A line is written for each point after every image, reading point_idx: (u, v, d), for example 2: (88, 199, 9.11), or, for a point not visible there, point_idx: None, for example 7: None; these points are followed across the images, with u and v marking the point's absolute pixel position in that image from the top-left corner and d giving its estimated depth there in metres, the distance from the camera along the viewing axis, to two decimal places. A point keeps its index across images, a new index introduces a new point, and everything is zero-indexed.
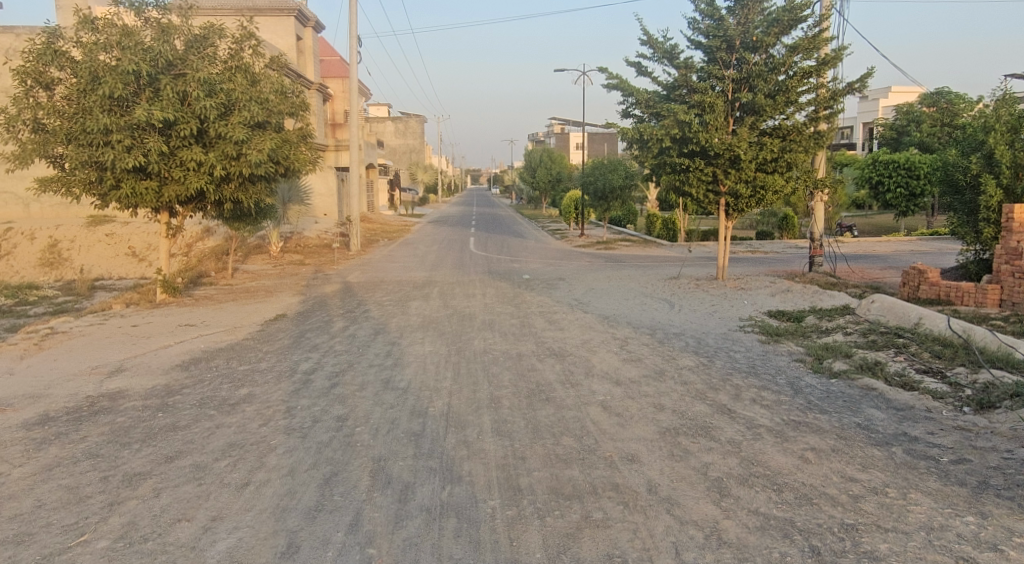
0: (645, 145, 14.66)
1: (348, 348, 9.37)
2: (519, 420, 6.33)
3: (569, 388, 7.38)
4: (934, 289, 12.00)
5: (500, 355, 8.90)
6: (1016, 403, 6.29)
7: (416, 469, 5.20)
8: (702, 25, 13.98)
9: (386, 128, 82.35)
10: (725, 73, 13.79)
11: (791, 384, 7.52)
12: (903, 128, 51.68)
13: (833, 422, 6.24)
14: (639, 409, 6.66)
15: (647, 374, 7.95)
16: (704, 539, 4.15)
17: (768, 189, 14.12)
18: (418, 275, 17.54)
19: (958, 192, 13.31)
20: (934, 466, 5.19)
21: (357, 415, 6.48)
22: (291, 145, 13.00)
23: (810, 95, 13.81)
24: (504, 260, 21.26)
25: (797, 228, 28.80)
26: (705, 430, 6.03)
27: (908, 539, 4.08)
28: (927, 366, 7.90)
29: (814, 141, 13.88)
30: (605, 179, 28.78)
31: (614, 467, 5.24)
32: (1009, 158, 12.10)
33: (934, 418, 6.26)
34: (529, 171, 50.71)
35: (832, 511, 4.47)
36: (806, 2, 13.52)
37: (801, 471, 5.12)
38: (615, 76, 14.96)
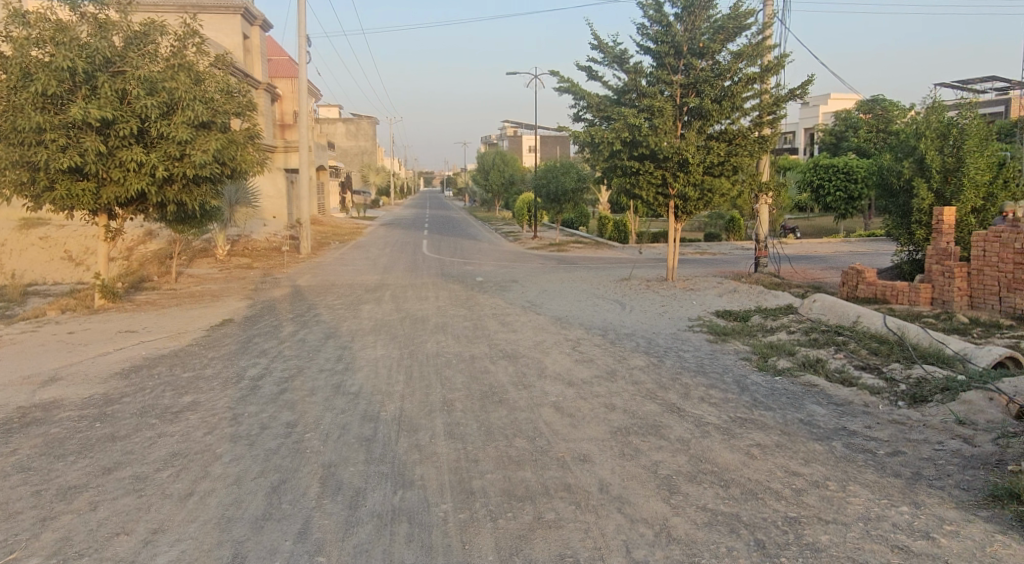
0: (596, 148, 14.81)
1: (298, 352, 9.20)
2: (472, 422, 6.33)
3: (522, 390, 7.41)
4: (871, 289, 12.46)
5: (453, 357, 8.88)
6: (946, 396, 6.59)
7: (367, 474, 5.14)
8: (650, 31, 14.22)
9: (337, 129, 81.34)
10: (673, 78, 14.07)
11: (738, 382, 7.70)
12: (842, 134, 53.88)
13: (777, 418, 6.41)
14: (591, 409, 6.73)
15: (599, 374, 8.04)
16: (654, 536, 4.22)
17: (716, 191, 14.45)
18: (371, 278, 17.34)
19: (893, 196, 13.84)
20: (871, 459, 5.38)
21: (306, 421, 6.37)
22: (238, 146, 12.68)
23: (754, 100, 14.18)
24: (457, 262, 21.42)
25: (743, 230, 29.59)
26: (655, 429, 6.12)
27: (847, 530, 4.23)
28: (865, 362, 8.19)
29: (758, 145, 14.24)
30: (557, 181, 28.99)
31: (566, 467, 5.29)
32: (939, 163, 12.68)
33: (872, 413, 6.50)
34: (482, 173, 50.76)
35: (776, 505, 4.59)
36: (750, 10, 13.90)
37: (746, 467, 5.25)
38: (566, 79, 15.13)
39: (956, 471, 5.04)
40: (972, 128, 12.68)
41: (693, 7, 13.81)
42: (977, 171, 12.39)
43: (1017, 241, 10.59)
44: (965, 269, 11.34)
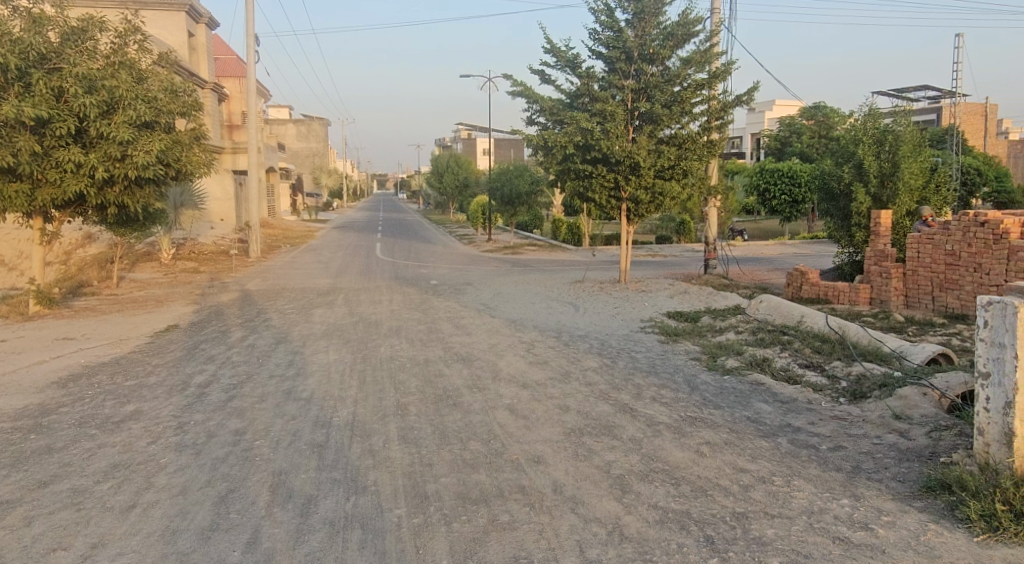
0: (549, 151, 14.89)
1: (247, 358, 9.01)
2: (426, 426, 6.31)
3: (476, 392, 7.41)
4: (814, 289, 12.84)
5: (407, 361, 8.82)
6: (883, 392, 6.85)
7: (318, 481, 5.07)
8: (602, 36, 14.41)
9: (287, 131, 79.93)
10: (625, 83, 14.28)
11: (688, 381, 7.86)
12: (786, 139, 55.58)
13: (725, 416, 6.57)
14: (545, 410, 6.78)
15: (553, 376, 8.10)
16: (607, 536, 4.27)
17: (666, 195, 14.71)
18: (324, 282, 17.11)
19: (833, 199, 14.32)
20: (814, 454, 5.56)
21: (255, 428, 6.25)
22: (182, 147, 12.35)
23: (702, 106, 14.51)
24: (411, 265, 21.28)
25: (693, 232, 30.20)
26: (608, 429, 6.20)
27: (791, 523, 4.36)
28: (809, 361, 8.46)
29: (707, 149, 14.56)
30: (511, 185, 29.06)
31: (521, 469, 5.31)
32: (877, 168, 13.18)
33: (815, 409, 6.72)
34: (436, 175, 50.50)
35: (724, 502, 4.70)
36: (698, 18, 14.23)
37: (697, 465, 5.36)
38: (520, 83, 15.19)
39: (894, 464, 5.24)
40: (907, 135, 13.23)
41: (644, 14, 14.05)
42: (911, 176, 12.92)
43: (948, 243, 11.09)
44: (901, 269, 11.81)
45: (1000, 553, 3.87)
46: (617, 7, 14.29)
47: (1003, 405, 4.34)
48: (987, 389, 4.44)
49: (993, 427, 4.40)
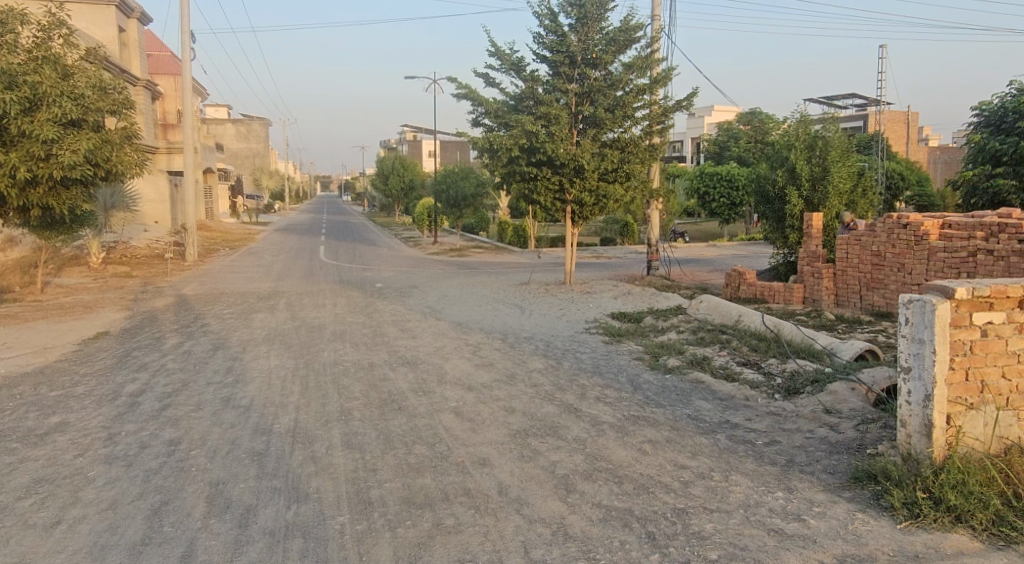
0: (494, 154, 14.89)
1: (182, 365, 8.73)
2: (370, 431, 6.23)
3: (421, 396, 7.36)
4: (751, 289, 13.27)
5: (351, 365, 8.70)
6: (815, 388, 7.11)
7: (258, 490, 4.95)
8: (546, 40, 14.53)
9: (226, 130, 77.76)
10: (569, 87, 14.41)
11: (631, 381, 7.97)
12: (724, 144, 57.22)
13: (667, 415, 6.70)
14: (491, 413, 6.78)
15: (499, 378, 8.10)
16: (551, 536, 4.31)
17: (610, 198, 14.91)
18: (264, 286, 16.70)
19: (768, 202, 14.81)
20: (751, 449, 5.72)
21: (191, 437, 6.06)
22: (113, 146, 11.89)
23: (644, 110, 14.80)
24: (355, 268, 20.99)
25: (636, 234, 30.70)
26: (553, 430, 6.25)
27: (729, 517, 4.48)
28: (747, 358, 8.70)
29: (648, 153, 14.86)
30: (457, 187, 28.96)
31: (466, 472, 5.30)
32: (808, 172, 13.68)
33: (752, 406, 6.93)
34: (381, 177, 50.02)
35: (666, 498, 4.80)
36: (639, 24, 14.49)
37: (639, 463, 5.46)
38: (464, 85, 15.18)
39: (824, 456, 5.44)
40: (835, 141, 13.78)
41: (587, 19, 14.24)
42: (839, 180, 13.46)
43: (874, 244, 11.58)
44: (832, 269, 12.31)
45: (921, 538, 4.06)
46: (560, 12, 14.44)
47: (923, 398, 4.55)
48: (909, 382, 4.65)
49: (914, 419, 4.61)
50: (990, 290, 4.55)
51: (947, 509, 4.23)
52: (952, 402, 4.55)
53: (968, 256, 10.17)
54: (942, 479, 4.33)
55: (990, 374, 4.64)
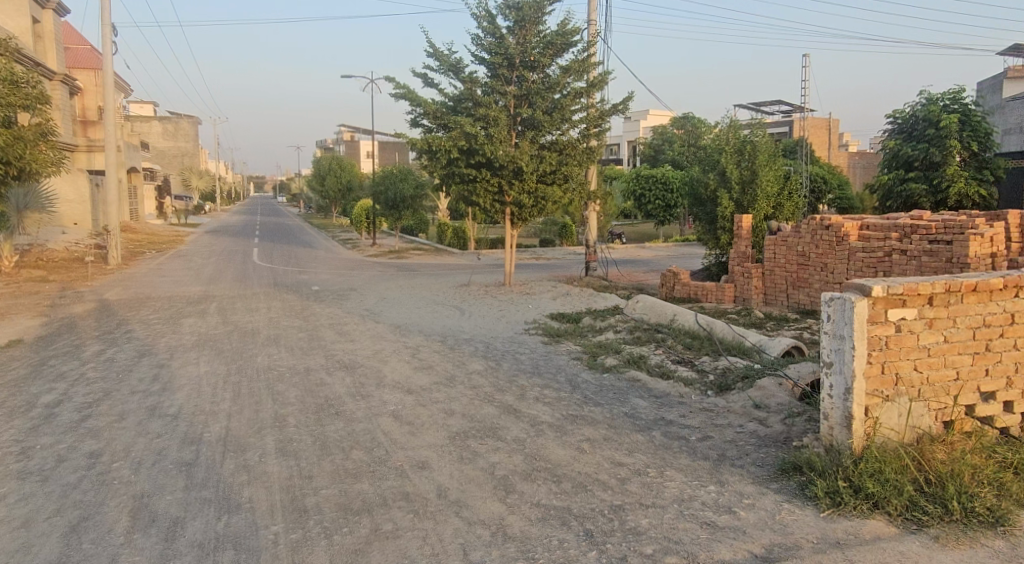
0: (433, 155, 14.77)
1: (104, 374, 8.35)
2: (306, 437, 6.10)
3: (359, 400, 7.24)
4: (685, 289, 13.62)
5: (285, 370, 8.50)
6: (745, 384, 7.34)
7: (186, 502, 4.78)
8: (484, 42, 14.55)
9: (152, 128, 74.74)
10: (507, 89, 14.46)
11: (569, 381, 8.06)
12: (659, 147, 58.65)
13: (604, 413, 6.79)
14: (430, 416, 6.73)
15: (438, 381, 8.05)
16: (491, 537, 4.31)
17: (548, 199, 15.03)
18: (193, 290, 16.12)
19: (701, 204, 15.26)
20: (685, 444, 5.87)
21: (114, 449, 5.81)
22: (26, 143, 11.29)
23: (581, 113, 14.99)
24: (291, 271, 20.52)
25: (575, 235, 31.05)
26: (492, 431, 6.26)
27: (664, 512, 4.58)
28: (680, 357, 8.90)
29: (585, 156, 15.09)
30: (395, 188, 28.66)
31: (404, 476, 5.25)
32: (738, 175, 14.13)
33: (686, 402, 7.10)
34: (317, 178, 49.11)
35: (603, 495, 4.87)
36: (575, 28, 14.67)
37: (577, 462, 5.51)
38: (402, 85, 15.06)
39: (754, 450, 5.63)
40: (762, 145, 14.22)
41: (525, 22, 14.29)
42: (767, 183, 13.91)
43: (799, 245, 12.04)
44: (760, 269, 12.75)
45: (842, 525, 4.25)
46: (498, 13, 14.47)
47: (843, 391, 4.76)
48: (831, 376, 4.86)
49: (836, 412, 4.82)
50: (903, 287, 4.76)
51: (866, 497, 4.43)
52: (870, 394, 4.77)
53: (885, 255, 10.73)
54: (861, 469, 4.54)
55: (904, 367, 4.86)
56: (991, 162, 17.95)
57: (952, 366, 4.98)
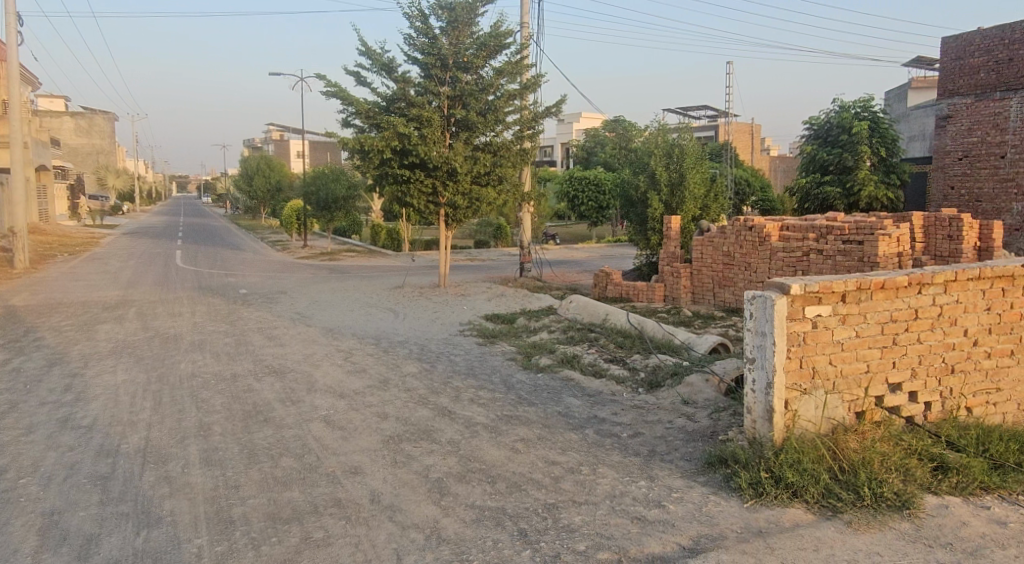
0: (366, 155, 14.53)
1: (10, 385, 7.86)
2: (233, 446, 5.91)
3: (289, 406, 7.06)
4: (618, 289, 13.88)
5: (211, 377, 8.21)
6: (675, 380, 7.53)
7: (102, 517, 4.56)
8: (417, 42, 14.43)
9: (64, 124, 70.75)
10: (441, 90, 14.36)
11: (504, 381, 8.08)
12: (591, 150, 59.56)
13: (539, 413, 6.84)
14: (362, 420, 6.63)
15: (372, 384, 7.94)
16: (425, 540, 4.28)
17: (483, 200, 15.03)
18: (110, 295, 15.35)
19: (632, 206, 15.59)
20: (617, 441, 5.97)
21: (21, 464, 5.47)
22: None
23: (515, 115, 15.06)
24: (217, 274, 19.83)
25: (509, 236, 31.17)
26: (426, 434, 6.21)
27: (596, 508, 4.64)
28: (613, 356, 9.05)
29: (519, 157, 15.19)
30: (327, 189, 28.08)
31: (336, 482, 5.15)
32: (667, 177, 14.51)
33: (618, 400, 7.23)
34: (244, 178, 47.65)
35: (537, 494, 4.91)
36: (508, 31, 14.73)
37: (512, 462, 5.53)
38: (334, 84, 14.76)
39: (682, 444, 5.78)
40: (690, 148, 14.67)
41: (458, 23, 14.28)
42: (694, 185, 14.35)
43: (724, 245, 12.45)
44: (689, 269, 13.12)
45: (764, 514, 4.42)
46: (431, 13, 14.40)
47: (765, 385, 4.96)
48: (753, 372, 5.05)
49: (758, 406, 5.01)
50: (819, 286, 4.98)
51: (786, 486, 4.61)
52: (789, 388, 4.97)
53: (803, 255, 11.20)
54: (782, 459, 4.73)
55: (820, 361, 5.09)
56: (896, 167, 18.91)
57: (863, 360, 5.24)
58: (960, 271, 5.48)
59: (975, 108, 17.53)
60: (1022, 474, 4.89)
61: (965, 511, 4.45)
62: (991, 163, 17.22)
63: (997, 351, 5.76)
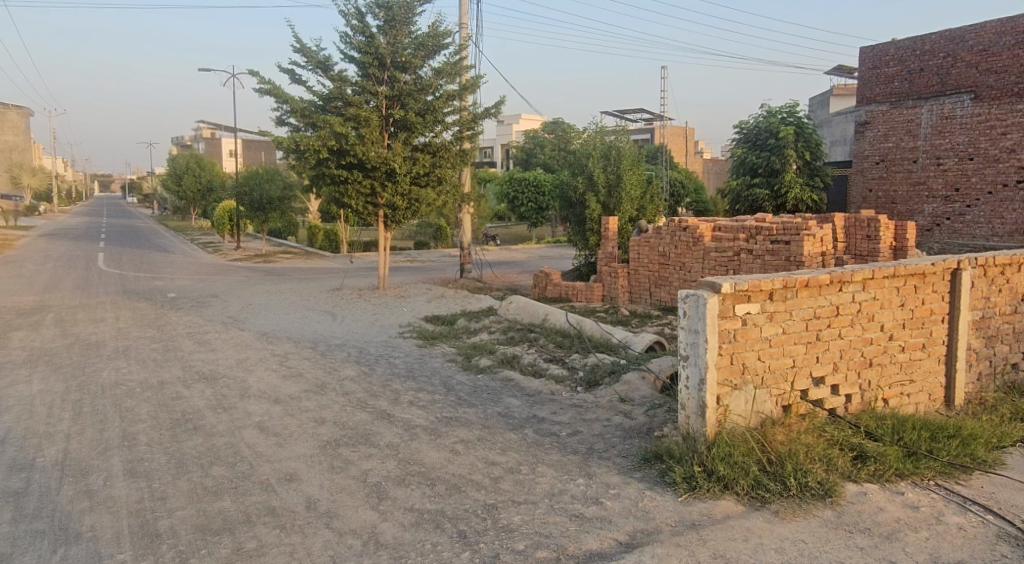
0: (301, 155, 14.21)
1: None
2: (160, 455, 5.69)
3: (220, 413, 6.84)
4: (557, 289, 14.01)
5: (136, 385, 7.88)
6: (612, 379, 7.64)
7: (15, 536, 4.31)
8: (353, 40, 14.22)
9: None
10: (378, 89, 14.17)
11: (444, 383, 8.04)
12: (531, 151, 59.88)
13: (479, 414, 6.83)
14: (298, 425, 6.48)
15: (308, 389, 7.77)
16: (362, 546, 4.22)
17: (422, 202, 14.91)
18: (26, 300, 14.54)
19: (571, 207, 15.77)
20: (556, 440, 6.03)
21: None
22: None
23: (454, 116, 15.01)
24: (143, 277, 19.04)
25: (449, 237, 31.03)
26: (364, 438, 6.12)
27: (535, 507, 4.67)
28: (552, 355, 9.12)
29: (459, 158, 15.15)
30: (261, 189, 27.31)
31: (270, 490, 5.02)
32: (604, 179, 14.75)
33: (557, 400, 7.29)
34: (172, 177, 45.91)
35: (477, 495, 4.90)
36: (447, 31, 14.67)
37: (451, 464, 5.50)
38: (267, 81, 14.40)
39: (619, 441, 5.88)
40: (627, 151, 14.96)
41: (395, 22, 14.12)
42: (631, 186, 14.63)
43: (660, 246, 12.72)
44: (626, 269, 13.36)
45: (697, 507, 4.53)
46: (367, 12, 14.21)
47: (697, 382, 5.08)
48: (687, 368, 5.16)
49: (692, 402, 5.13)
50: (748, 284, 5.14)
51: (718, 480, 4.75)
52: (720, 384, 5.11)
53: (734, 254, 11.55)
54: (714, 453, 4.86)
55: (750, 357, 5.25)
56: (820, 170, 19.71)
57: (789, 355, 5.43)
58: (876, 269, 5.75)
59: (890, 115, 18.42)
60: (935, 460, 5.15)
61: (882, 497, 4.67)
62: (905, 167, 18.17)
63: (910, 345, 6.06)
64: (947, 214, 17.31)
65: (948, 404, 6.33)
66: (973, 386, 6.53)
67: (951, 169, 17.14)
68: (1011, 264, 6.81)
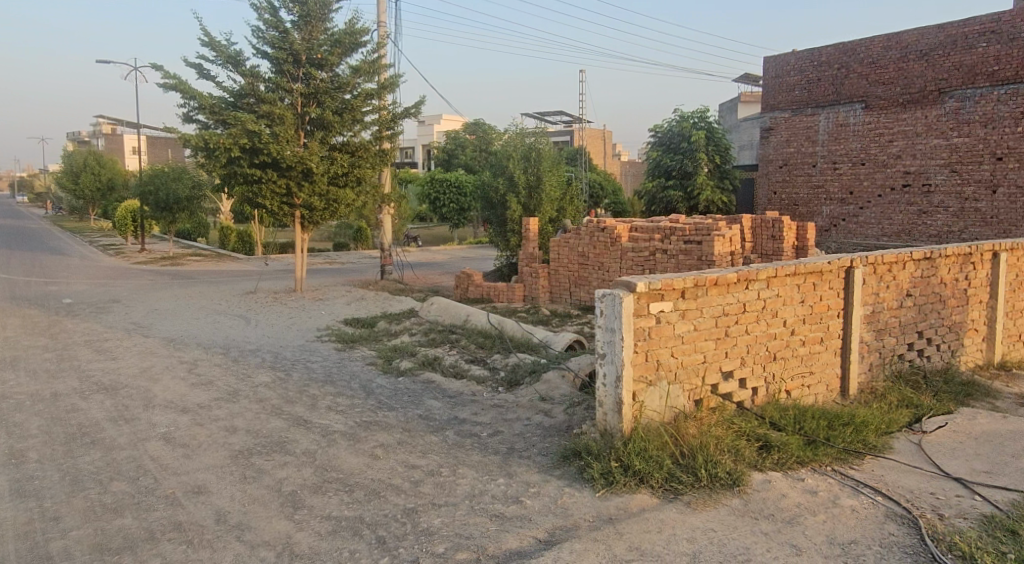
0: (211, 153, 13.54)
1: None
2: (53, 473, 5.33)
3: (122, 425, 6.47)
4: (479, 290, 14.02)
5: (26, 398, 7.34)
6: (532, 378, 7.70)
7: None
8: (266, 35, 13.77)
9: None
10: (293, 87, 13.79)
11: (363, 387, 7.89)
12: (452, 152, 59.63)
13: (399, 417, 6.74)
14: (208, 435, 6.21)
15: (219, 396, 7.46)
16: (275, 558, 4.08)
17: (341, 202, 14.60)
18: None
19: (492, 207, 15.81)
20: (477, 441, 6.02)
21: None
22: None
23: (373, 115, 14.77)
24: (36, 282, 17.79)
25: (369, 238, 30.52)
26: (279, 446, 5.93)
27: (456, 509, 4.64)
28: (473, 356, 9.09)
29: (379, 158, 14.90)
30: (167, 188, 26.00)
31: (177, 504, 4.79)
32: (525, 180, 14.88)
33: (478, 400, 7.29)
34: (68, 175, 43.10)
35: (396, 499, 4.83)
36: (364, 29, 14.42)
37: (369, 469, 5.40)
38: (172, 76, 13.73)
39: (539, 440, 5.93)
40: (546, 152, 15.13)
41: (310, 18, 13.83)
42: (550, 188, 14.81)
43: (579, 246, 12.91)
44: (546, 269, 13.50)
45: (614, 502, 4.62)
46: (280, 7, 13.79)
47: (614, 380, 5.19)
48: (604, 366, 5.26)
49: (608, 398, 5.24)
50: (661, 283, 5.29)
51: (634, 474, 4.86)
52: (635, 381, 5.24)
53: (650, 254, 11.86)
54: (630, 449, 4.98)
55: (664, 355, 5.41)
56: (729, 173, 20.52)
57: (700, 351, 5.62)
58: (779, 268, 6.03)
59: (792, 122, 19.37)
60: (833, 448, 5.45)
61: (784, 484, 4.90)
62: (805, 170, 19.15)
63: (810, 339, 6.39)
64: (842, 215, 18.36)
65: (844, 394, 6.70)
66: (866, 376, 6.94)
67: (847, 173, 18.19)
68: (897, 262, 7.27)
